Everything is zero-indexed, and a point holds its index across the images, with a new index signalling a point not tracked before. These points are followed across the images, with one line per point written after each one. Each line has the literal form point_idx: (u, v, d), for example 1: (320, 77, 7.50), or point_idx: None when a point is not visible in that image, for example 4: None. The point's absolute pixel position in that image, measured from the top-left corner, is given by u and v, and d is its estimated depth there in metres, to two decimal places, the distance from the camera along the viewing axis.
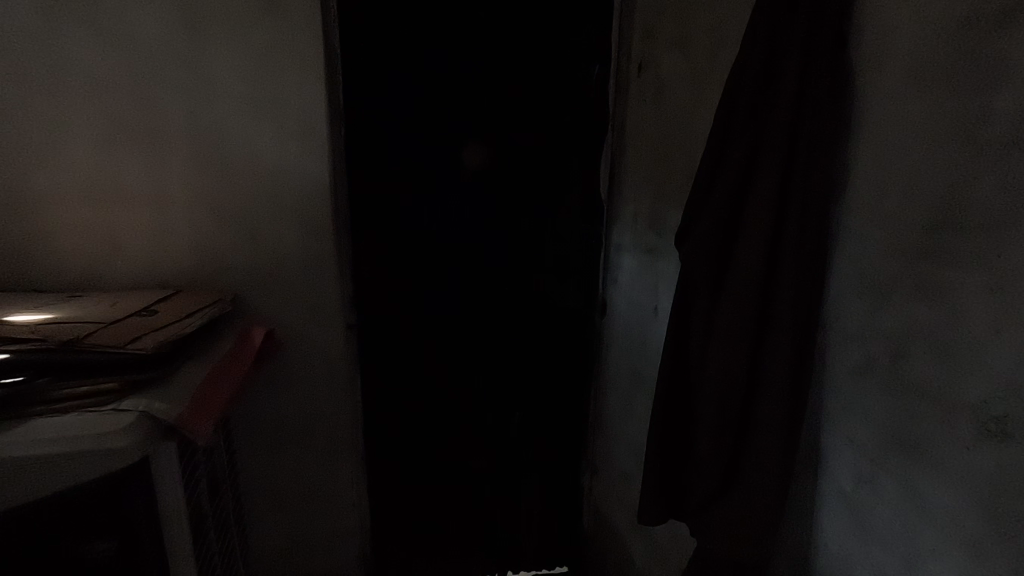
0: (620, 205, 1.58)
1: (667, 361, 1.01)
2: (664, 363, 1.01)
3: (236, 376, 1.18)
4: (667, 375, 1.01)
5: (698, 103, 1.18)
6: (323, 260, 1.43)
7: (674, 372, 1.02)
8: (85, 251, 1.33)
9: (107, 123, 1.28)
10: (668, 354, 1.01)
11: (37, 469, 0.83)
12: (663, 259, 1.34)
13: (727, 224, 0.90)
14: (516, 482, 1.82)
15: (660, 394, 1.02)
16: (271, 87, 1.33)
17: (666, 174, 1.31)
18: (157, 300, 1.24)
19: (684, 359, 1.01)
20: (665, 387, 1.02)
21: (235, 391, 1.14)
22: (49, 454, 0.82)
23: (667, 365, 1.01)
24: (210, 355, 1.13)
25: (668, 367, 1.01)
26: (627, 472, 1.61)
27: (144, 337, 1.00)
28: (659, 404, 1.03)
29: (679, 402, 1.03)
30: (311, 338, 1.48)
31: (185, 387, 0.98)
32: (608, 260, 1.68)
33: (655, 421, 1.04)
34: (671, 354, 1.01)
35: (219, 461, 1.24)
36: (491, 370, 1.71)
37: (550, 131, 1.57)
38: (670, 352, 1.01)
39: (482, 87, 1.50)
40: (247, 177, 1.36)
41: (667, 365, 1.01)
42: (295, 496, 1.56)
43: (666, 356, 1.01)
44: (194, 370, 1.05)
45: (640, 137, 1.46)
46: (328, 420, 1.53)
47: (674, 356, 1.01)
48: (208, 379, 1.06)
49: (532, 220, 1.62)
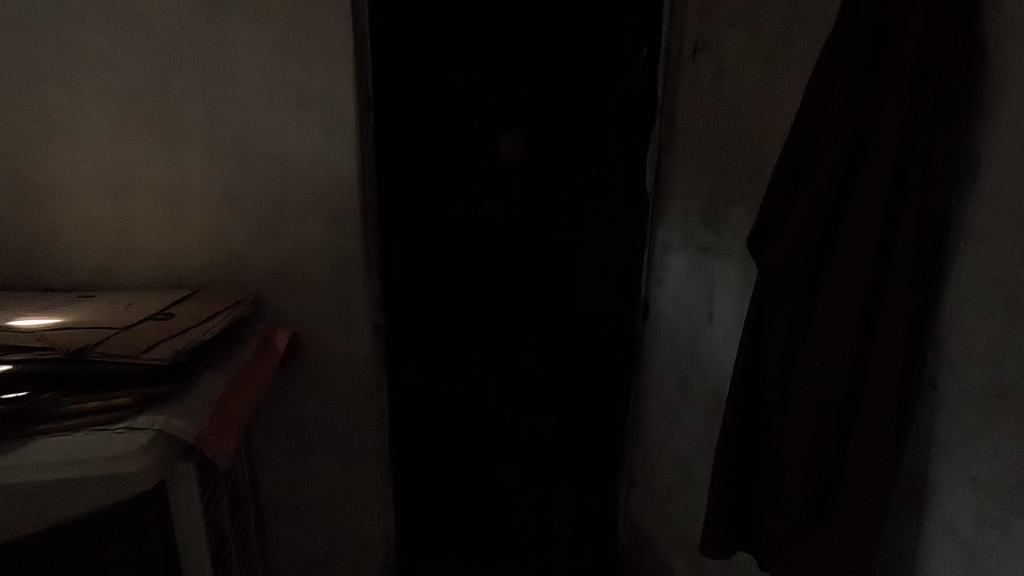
0: (667, 200, 1.47)
1: (739, 379, 0.90)
2: (736, 381, 0.90)
3: (258, 385, 1.08)
4: (739, 394, 0.90)
5: (771, 87, 1.06)
6: (350, 258, 1.33)
7: (747, 392, 0.91)
8: (97, 249, 1.24)
9: (120, 114, 1.19)
10: (740, 370, 0.90)
11: (42, 494, 0.74)
12: (723, 261, 1.22)
13: (821, 226, 0.79)
14: (550, 493, 1.72)
15: (730, 416, 0.92)
16: (296, 71, 1.22)
17: (726, 167, 1.20)
18: (173, 302, 1.15)
19: (759, 376, 0.90)
20: (736, 406, 0.91)
21: (257, 402, 1.05)
22: (57, 479, 0.74)
23: (740, 384, 0.90)
24: (231, 363, 1.04)
25: (740, 385, 0.90)
26: (670, 487, 1.50)
27: (160, 345, 0.91)
28: (728, 426, 0.92)
29: (751, 424, 0.92)
30: (336, 341, 1.38)
31: (204, 401, 0.89)
32: (652, 259, 1.55)
33: (723, 445, 0.93)
34: (745, 371, 0.90)
35: (240, 475, 1.15)
36: (525, 375, 1.60)
37: (593, 119, 1.45)
38: (743, 368, 0.90)
39: (520, 71, 1.39)
40: (269, 170, 1.26)
41: (739, 383, 0.90)
42: (319, 508, 1.48)
43: (738, 373, 0.90)
44: (215, 380, 0.96)
45: (693, 126, 1.34)
46: (353, 428, 1.44)
47: (748, 374, 0.90)
48: (227, 391, 0.97)
49: (571, 215, 1.51)
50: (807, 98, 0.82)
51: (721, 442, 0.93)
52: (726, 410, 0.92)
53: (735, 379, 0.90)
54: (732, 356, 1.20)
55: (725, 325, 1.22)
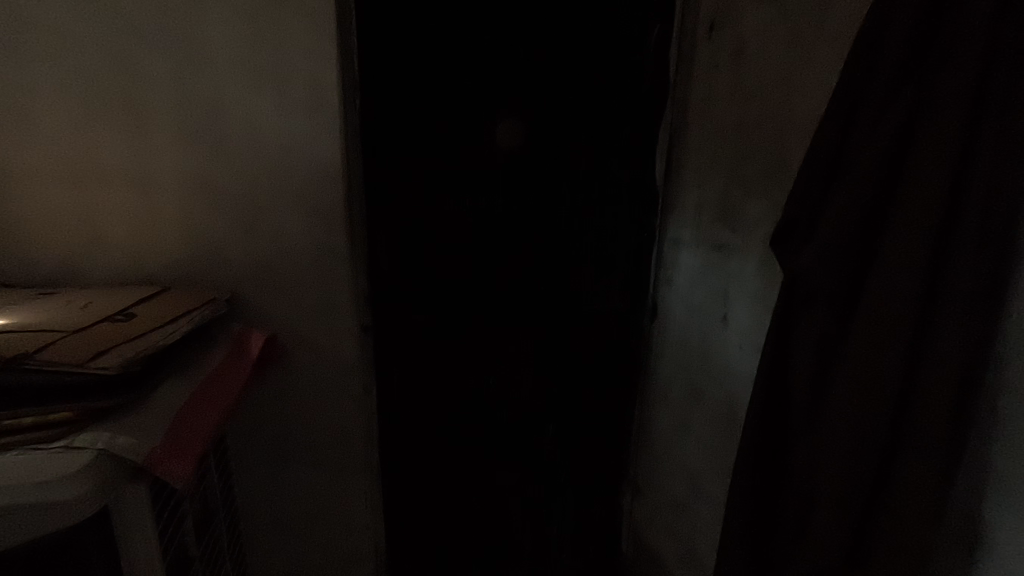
0: (677, 193, 1.35)
1: (760, 397, 0.80)
2: (757, 400, 0.80)
3: (227, 392, 1.00)
4: (759, 413, 0.81)
5: (801, 67, 0.95)
6: (335, 253, 1.24)
7: (768, 411, 0.81)
8: (60, 242, 1.15)
9: (81, 94, 1.09)
10: (761, 388, 0.80)
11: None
12: (739, 260, 1.11)
13: (864, 226, 0.69)
14: (549, 504, 1.63)
15: (749, 439, 0.82)
16: (274, 48, 1.12)
17: (745, 157, 1.09)
18: (138, 301, 1.05)
19: (783, 395, 0.80)
20: (756, 428, 0.81)
21: (225, 413, 0.95)
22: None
23: (761, 403, 0.80)
24: (196, 370, 0.94)
25: (760, 404, 0.80)
26: (678, 500, 1.40)
27: (112, 350, 0.81)
28: (746, 449, 0.82)
29: (772, 447, 0.82)
30: (320, 343, 1.29)
31: (161, 416, 0.80)
32: (661, 257, 1.45)
33: (740, 469, 0.83)
34: (767, 389, 0.80)
35: (210, 490, 1.06)
36: (524, 380, 1.50)
37: (600, 105, 1.34)
38: (765, 385, 0.79)
39: (521, 52, 1.28)
40: (246, 157, 1.16)
41: (760, 402, 0.80)
42: (302, 518, 1.39)
43: (759, 391, 0.80)
44: (176, 391, 0.86)
45: (708, 112, 1.23)
46: (339, 434, 1.35)
47: (769, 391, 0.80)
48: (190, 401, 0.88)
49: (574, 209, 1.40)
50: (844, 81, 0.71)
51: (739, 467, 0.83)
52: (745, 432, 0.82)
53: (755, 398, 0.80)
54: (749, 364, 1.10)
55: (741, 329, 1.12)
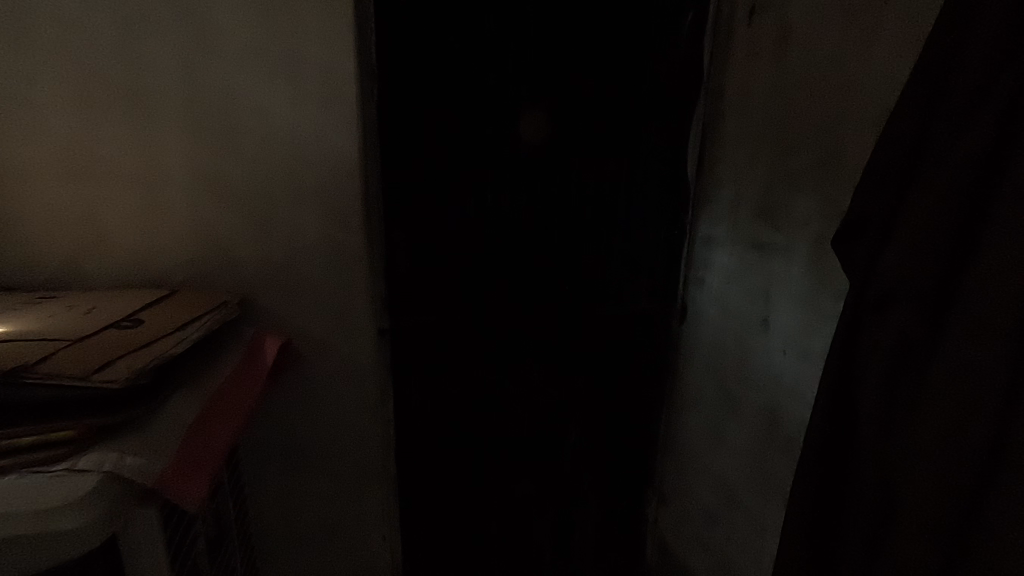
0: (710, 187, 1.28)
1: (823, 407, 0.75)
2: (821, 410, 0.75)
3: (239, 405, 0.93)
4: (822, 424, 0.76)
5: (861, 51, 0.88)
6: (352, 253, 1.17)
7: (833, 423, 0.76)
8: (61, 242, 1.09)
9: (83, 85, 1.03)
10: (824, 397, 0.75)
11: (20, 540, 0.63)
12: (783, 259, 1.05)
13: (955, 222, 0.62)
14: (571, 513, 1.56)
15: (811, 450, 0.77)
16: (288, 35, 1.05)
17: (792, 149, 1.02)
18: (144, 306, 0.99)
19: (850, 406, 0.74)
20: (819, 439, 0.76)
21: (237, 428, 0.89)
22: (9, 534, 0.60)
23: (824, 413, 0.75)
24: (208, 381, 0.88)
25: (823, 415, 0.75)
26: (709, 512, 1.34)
27: (118, 361, 0.74)
28: (807, 459, 0.78)
29: (836, 459, 0.77)
30: (335, 348, 1.22)
31: (172, 435, 0.74)
32: (692, 256, 1.37)
33: (800, 481, 0.79)
34: (831, 399, 0.75)
35: (223, 506, 1.00)
36: (547, 384, 1.44)
37: (630, 95, 1.27)
38: (830, 394, 0.75)
39: (547, 40, 1.21)
40: (257, 152, 1.09)
41: (823, 412, 0.75)
42: (317, 530, 1.33)
43: (822, 400, 0.75)
44: (188, 405, 0.80)
45: (747, 102, 1.15)
46: (355, 443, 1.28)
47: (835, 401, 0.75)
48: (202, 415, 0.82)
49: (601, 206, 1.32)
50: (922, 67, 0.66)
51: (799, 480, 0.79)
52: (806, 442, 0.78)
53: (818, 408, 0.76)
54: (795, 370, 1.03)
55: (785, 333, 1.05)
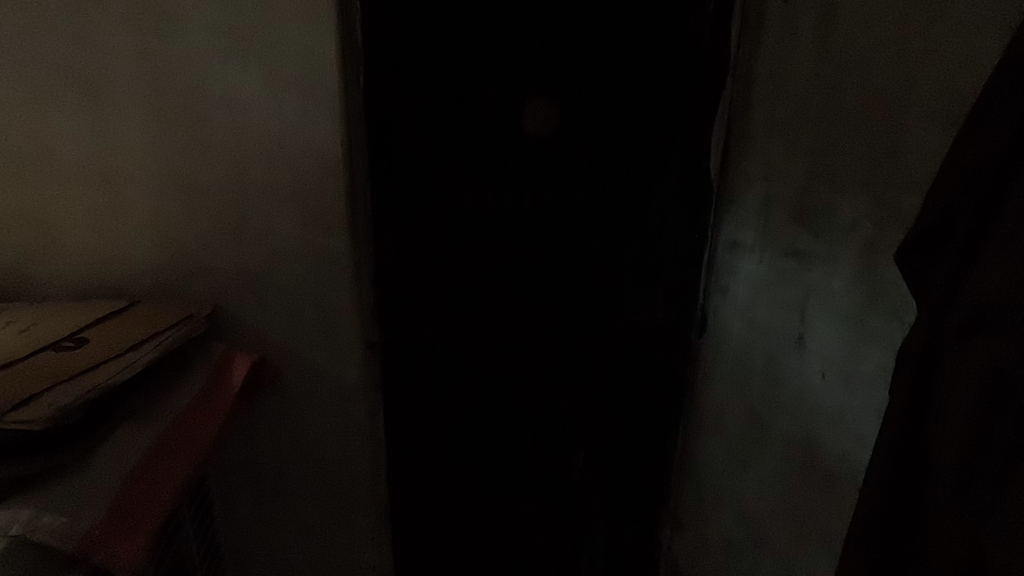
0: (737, 186, 1.14)
1: (890, 447, 0.64)
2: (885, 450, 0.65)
3: (198, 438, 0.80)
4: (887, 467, 0.65)
5: (930, 28, 0.74)
6: (335, 258, 1.05)
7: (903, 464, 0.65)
8: (8, 246, 0.97)
9: (25, 70, 0.91)
10: (890, 433, 0.65)
11: None
12: (825, 270, 0.91)
13: None
14: (579, 540, 1.43)
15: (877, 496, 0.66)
16: (259, 10, 0.92)
17: (839, 143, 0.88)
18: (95, 320, 0.87)
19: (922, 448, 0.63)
20: (883, 484, 0.65)
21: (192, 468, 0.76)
22: None
23: (890, 454, 0.65)
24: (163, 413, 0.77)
25: (888, 456, 0.65)
26: (731, 544, 1.22)
27: (42, 395, 0.64)
28: (870, 507, 0.67)
29: (905, 507, 0.66)
30: (318, 364, 1.10)
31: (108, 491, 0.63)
32: (713, 263, 1.23)
33: (865, 531, 0.68)
34: (900, 437, 0.64)
35: (185, 545, 0.88)
36: (552, 402, 1.31)
37: (648, 83, 1.13)
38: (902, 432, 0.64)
39: (554, 19, 1.08)
40: (226, 147, 0.97)
41: (890, 453, 0.65)
42: (299, 558, 1.22)
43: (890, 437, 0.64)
44: (132, 443, 0.69)
45: (781, 88, 1.02)
46: (341, 464, 1.17)
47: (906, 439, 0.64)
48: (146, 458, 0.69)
49: (613, 207, 1.19)
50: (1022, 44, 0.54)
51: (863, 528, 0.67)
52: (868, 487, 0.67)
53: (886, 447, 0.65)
54: (837, 397, 0.90)
55: (825, 355, 0.92)
